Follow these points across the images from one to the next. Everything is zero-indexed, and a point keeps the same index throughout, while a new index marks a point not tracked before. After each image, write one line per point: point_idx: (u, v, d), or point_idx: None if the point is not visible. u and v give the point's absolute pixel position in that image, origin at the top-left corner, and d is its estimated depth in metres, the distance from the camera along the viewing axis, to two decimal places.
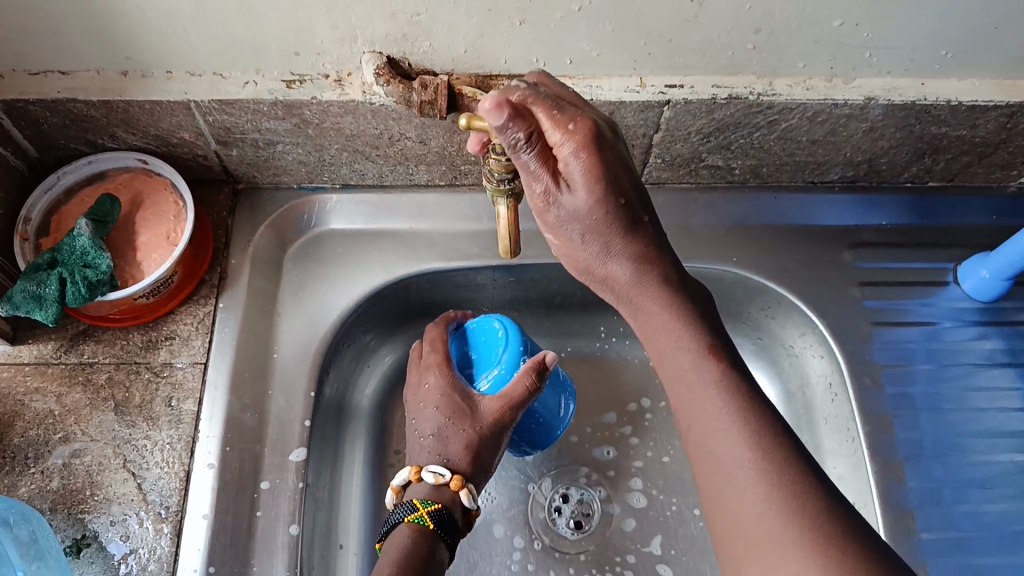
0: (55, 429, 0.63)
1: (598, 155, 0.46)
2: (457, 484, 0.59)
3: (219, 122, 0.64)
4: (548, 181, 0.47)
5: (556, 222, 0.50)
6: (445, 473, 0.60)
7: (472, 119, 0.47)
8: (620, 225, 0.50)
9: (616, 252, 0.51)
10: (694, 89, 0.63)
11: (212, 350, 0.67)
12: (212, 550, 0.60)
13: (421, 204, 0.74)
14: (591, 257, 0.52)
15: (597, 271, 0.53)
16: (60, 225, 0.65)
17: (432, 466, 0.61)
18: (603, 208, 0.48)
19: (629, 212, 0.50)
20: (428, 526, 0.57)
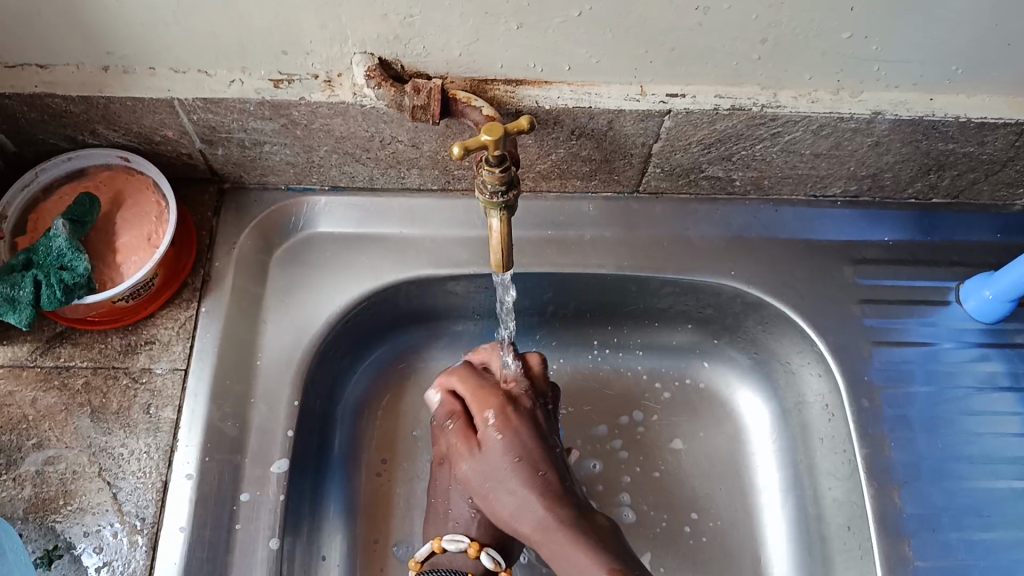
0: (28, 435, 0.61)
1: (506, 419, 0.62)
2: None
3: (204, 120, 0.61)
4: (484, 416, 0.63)
5: (477, 484, 0.60)
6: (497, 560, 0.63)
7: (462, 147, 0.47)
8: (523, 468, 0.59)
9: (513, 487, 0.58)
10: (697, 98, 0.61)
11: (193, 355, 0.65)
12: (188, 564, 0.58)
13: (412, 208, 0.72)
14: (505, 504, 0.58)
15: (506, 515, 0.58)
16: (37, 224, 0.63)
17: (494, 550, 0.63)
18: (512, 449, 0.60)
19: (534, 464, 0.59)
20: None
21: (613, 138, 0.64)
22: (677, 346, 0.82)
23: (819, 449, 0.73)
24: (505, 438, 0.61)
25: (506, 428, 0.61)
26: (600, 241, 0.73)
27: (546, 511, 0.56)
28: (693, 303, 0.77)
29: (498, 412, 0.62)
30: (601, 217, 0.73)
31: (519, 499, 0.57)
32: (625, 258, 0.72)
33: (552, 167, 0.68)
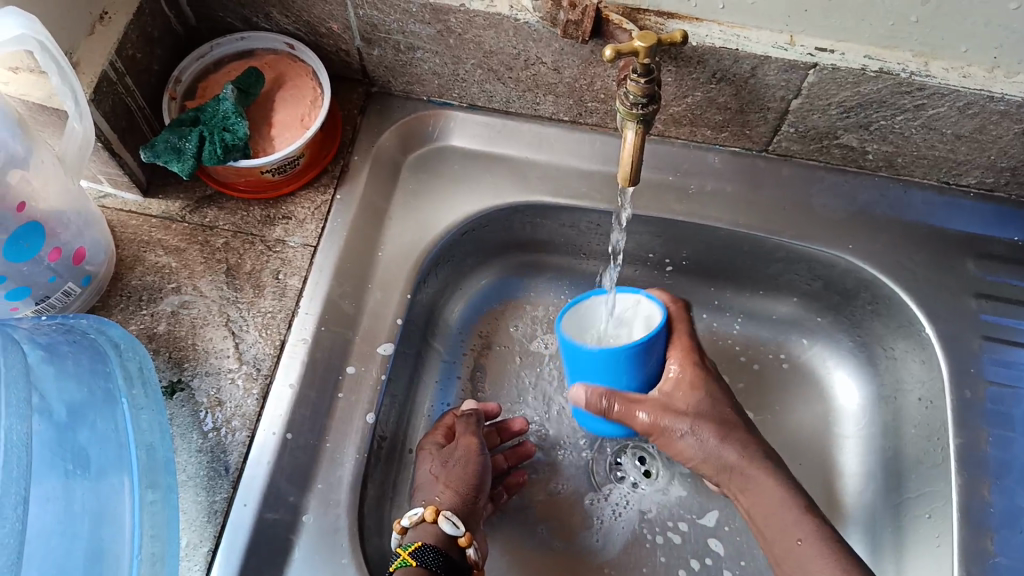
0: (169, 279, 0.67)
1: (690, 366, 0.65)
2: (468, 541, 0.62)
3: (368, 17, 0.66)
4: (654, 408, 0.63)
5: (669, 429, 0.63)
6: (461, 527, 0.63)
7: (616, 48, 0.50)
8: (705, 382, 0.65)
9: (705, 401, 0.64)
10: (845, 56, 0.61)
11: (325, 235, 0.69)
12: (290, 417, 0.62)
13: (541, 134, 0.75)
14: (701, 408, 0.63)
15: (702, 423, 0.63)
16: (206, 92, 0.68)
17: (451, 513, 0.64)
18: (697, 379, 0.64)
19: (712, 375, 0.66)
20: (411, 563, 0.59)
21: (753, 87, 0.65)
22: (778, 318, 0.82)
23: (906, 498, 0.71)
24: (692, 386, 0.64)
25: (694, 377, 0.64)
26: (720, 193, 0.74)
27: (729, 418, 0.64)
28: (802, 273, 0.76)
29: (688, 360, 0.65)
30: (725, 171, 0.74)
31: (709, 408, 0.64)
32: (742, 215, 0.73)
33: (686, 111, 0.69)
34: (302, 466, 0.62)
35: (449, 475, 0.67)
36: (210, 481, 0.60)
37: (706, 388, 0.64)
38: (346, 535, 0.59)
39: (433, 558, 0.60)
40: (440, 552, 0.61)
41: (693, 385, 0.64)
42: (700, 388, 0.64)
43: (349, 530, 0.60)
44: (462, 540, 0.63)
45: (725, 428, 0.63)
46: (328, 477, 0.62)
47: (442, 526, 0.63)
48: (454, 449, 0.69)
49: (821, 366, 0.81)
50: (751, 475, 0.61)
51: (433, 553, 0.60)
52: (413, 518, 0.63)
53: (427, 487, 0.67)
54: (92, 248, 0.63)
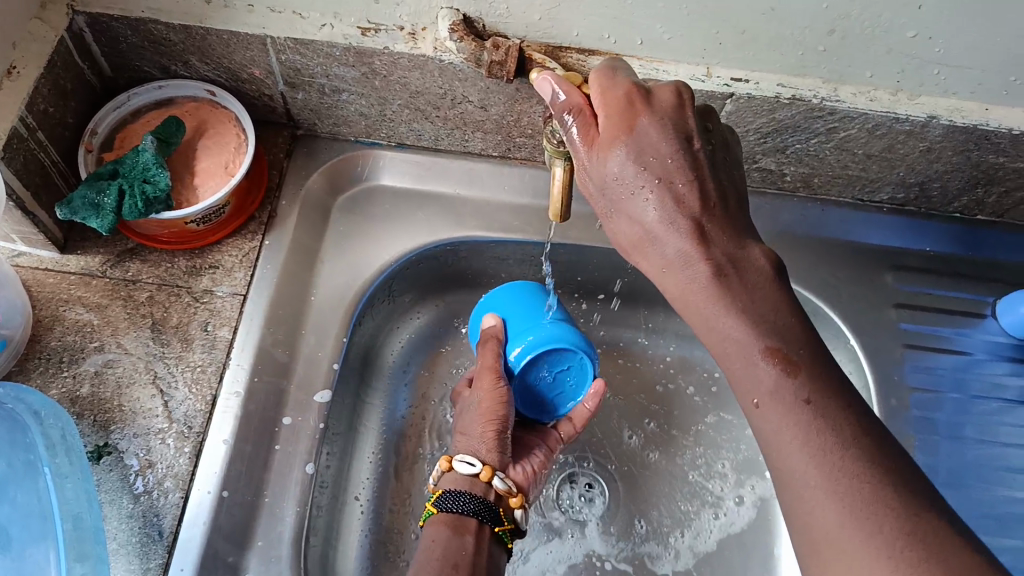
0: (91, 337, 0.64)
1: (644, 105, 0.50)
2: (488, 476, 0.63)
3: (291, 62, 0.65)
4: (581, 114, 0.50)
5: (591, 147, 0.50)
6: (477, 464, 0.64)
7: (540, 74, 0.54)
8: (667, 138, 0.49)
9: (663, 158, 0.49)
10: (760, 85, 0.63)
11: (253, 283, 0.68)
12: (228, 475, 0.60)
13: (470, 171, 0.75)
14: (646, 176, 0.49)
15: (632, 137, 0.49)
16: (124, 142, 0.66)
17: (463, 456, 0.64)
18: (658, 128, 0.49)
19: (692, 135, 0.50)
20: (436, 512, 0.62)
21: None
22: None
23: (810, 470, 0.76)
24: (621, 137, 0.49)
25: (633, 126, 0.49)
26: None
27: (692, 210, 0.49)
28: None
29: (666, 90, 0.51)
30: None
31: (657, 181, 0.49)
32: None
33: None
34: (241, 525, 0.60)
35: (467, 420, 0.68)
36: (143, 548, 0.57)
37: (651, 138, 0.49)
38: None
39: (457, 500, 0.61)
40: (463, 494, 0.62)
41: (623, 128, 0.49)
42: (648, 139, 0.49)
43: None
44: (483, 476, 0.63)
45: (666, 154, 0.49)
46: (269, 534, 0.60)
47: (459, 468, 0.64)
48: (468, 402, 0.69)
49: None
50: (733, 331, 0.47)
51: (456, 497, 0.62)
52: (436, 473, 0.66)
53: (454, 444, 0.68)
54: (5, 309, 0.60)
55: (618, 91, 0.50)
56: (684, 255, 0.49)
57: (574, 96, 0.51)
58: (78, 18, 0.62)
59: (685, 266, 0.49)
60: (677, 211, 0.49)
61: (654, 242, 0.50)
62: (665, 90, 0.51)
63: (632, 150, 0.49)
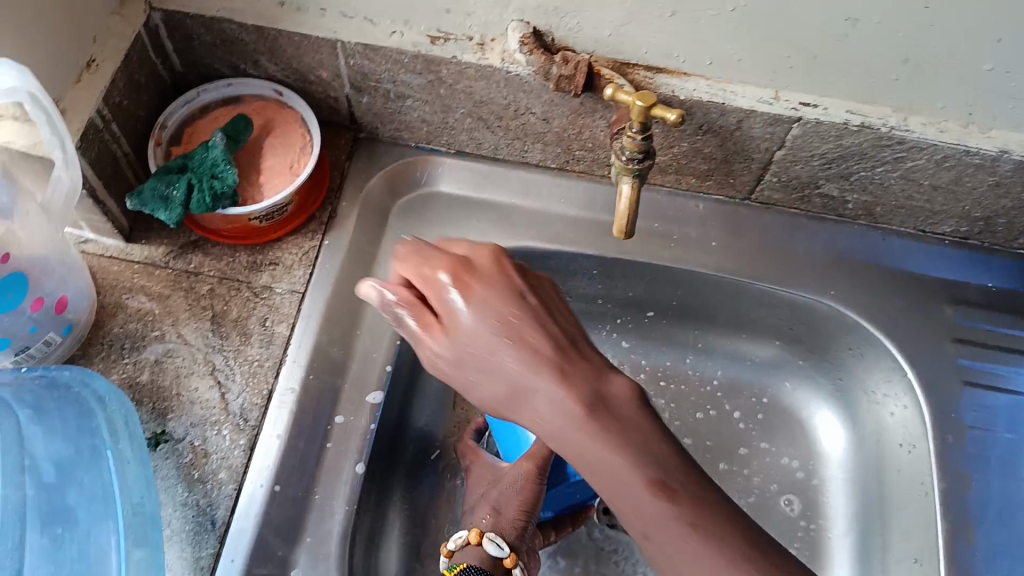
0: (153, 326, 0.65)
1: (513, 284, 0.57)
2: (511, 563, 0.63)
3: (359, 66, 0.66)
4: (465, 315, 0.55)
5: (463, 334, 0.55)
6: (506, 548, 0.63)
7: (615, 90, 0.55)
8: (533, 316, 0.55)
9: (504, 302, 0.56)
10: (829, 110, 0.62)
11: (313, 282, 0.69)
12: (280, 469, 0.61)
13: (528, 180, 0.76)
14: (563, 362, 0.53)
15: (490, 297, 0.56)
16: (192, 138, 0.68)
17: (495, 535, 0.64)
18: (515, 304, 0.56)
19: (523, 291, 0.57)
20: None
21: (739, 139, 0.66)
22: (759, 362, 0.82)
23: (792, 512, 0.76)
24: (469, 286, 0.56)
25: (531, 311, 0.56)
26: (705, 241, 0.74)
27: (559, 357, 0.54)
28: (785, 317, 0.77)
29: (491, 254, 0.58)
30: (710, 217, 0.75)
31: (511, 326, 0.55)
32: (727, 261, 0.74)
33: (673, 160, 0.70)
34: (292, 521, 0.60)
35: (500, 498, 0.66)
36: (195, 536, 0.58)
37: (523, 322, 0.55)
38: None
39: None
40: None
41: (498, 295, 0.56)
42: (430, 283, 0.56)
43: None
44: (509, 562, 0.63)
45: (507, 317, 0.55)
46: (318, 531, 0.61)
47: (487, 548, 0.63)
48: (505, 475, 0.68)
49: (804, 409, 0.80)
50: (612, 465, 0.50)
51: None
52: (459, 540, 0.64)
53: (481, 507, 0.67)
54: (75, 296, 0.62)
55: (443, 270, 0.56)
56: (555, 402, 0.52)
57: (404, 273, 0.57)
58: (155, 15, 0.64)
59: (559, 409, 0.52)
60: (454, 324, 0.55)
61: (528, 402, 0.53)
62: (488, 254, 0.58)
63: (502, 328, 0.54)
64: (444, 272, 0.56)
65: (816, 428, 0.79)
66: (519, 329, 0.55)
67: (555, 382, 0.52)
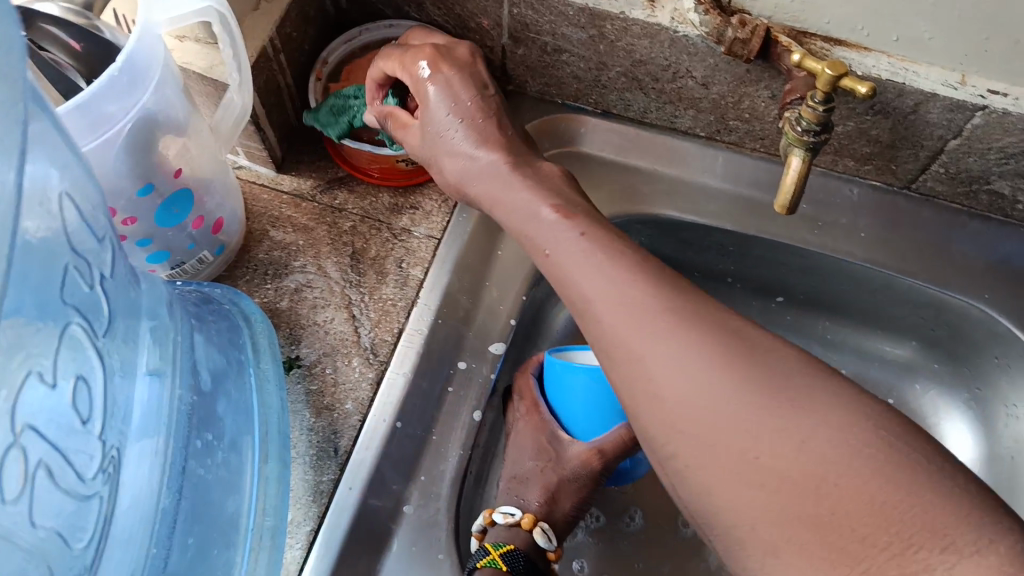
0: (296, 256, 0.67)
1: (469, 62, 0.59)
2: (529, 523, 0.61)
3: (521, 15, 0.65)
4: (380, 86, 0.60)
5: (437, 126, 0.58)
6: (553, 542, 0.62)
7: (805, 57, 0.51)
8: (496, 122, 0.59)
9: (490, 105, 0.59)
10: (1020, 101, 0.57)
11: (449, 229, 0.69)
12: (403, 407, 0.62)
13: (673, 148, 0.74)
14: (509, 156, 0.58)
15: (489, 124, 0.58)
16: (351, 75, 0.69)
17: (544, 525, 0.62)
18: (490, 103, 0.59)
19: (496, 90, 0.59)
20: (502, 567, 0.57)
21: (912, 123, 0.62)
22: (891, 363, 0.77)
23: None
24: (432, 63, 0.57)
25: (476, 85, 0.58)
26: (853, 228, 0.71)
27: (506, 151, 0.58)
28: (929, 318, 0.73)
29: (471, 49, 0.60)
30: (863, 205, 0.71)
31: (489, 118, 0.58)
32: (876, 253, 0.70)
33: (833, 140, 0.67)
34: (409, 458, 0.61)
35: (558, 484, 0.64)
36: (318, 461, 0.60)
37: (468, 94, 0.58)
38: (444, 532, 0.59)
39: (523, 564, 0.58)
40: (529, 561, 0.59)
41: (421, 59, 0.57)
42: (445, 84, 0.57)
43: (447, 526, 0.60)
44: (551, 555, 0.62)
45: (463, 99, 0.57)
46: (433, 471, 0.62)
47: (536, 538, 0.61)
48: (566, 459, 0.64)
49: (931, 414, 0.75)
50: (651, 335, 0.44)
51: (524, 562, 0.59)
52: (508, 518, 0.61)
53: (535, 486, 0.64)
54: (229, 218, 0.64)
55: (424, 58, 0.57)
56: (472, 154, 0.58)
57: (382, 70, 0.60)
58: None
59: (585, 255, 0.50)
60: (468, 139, 0.58)
61: (472, 169, 0.58)
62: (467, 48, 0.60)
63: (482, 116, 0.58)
64: (426, 55, 0.58)
65: (945, 438, 0.74)
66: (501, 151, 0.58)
67: (535, 196, 0.55)
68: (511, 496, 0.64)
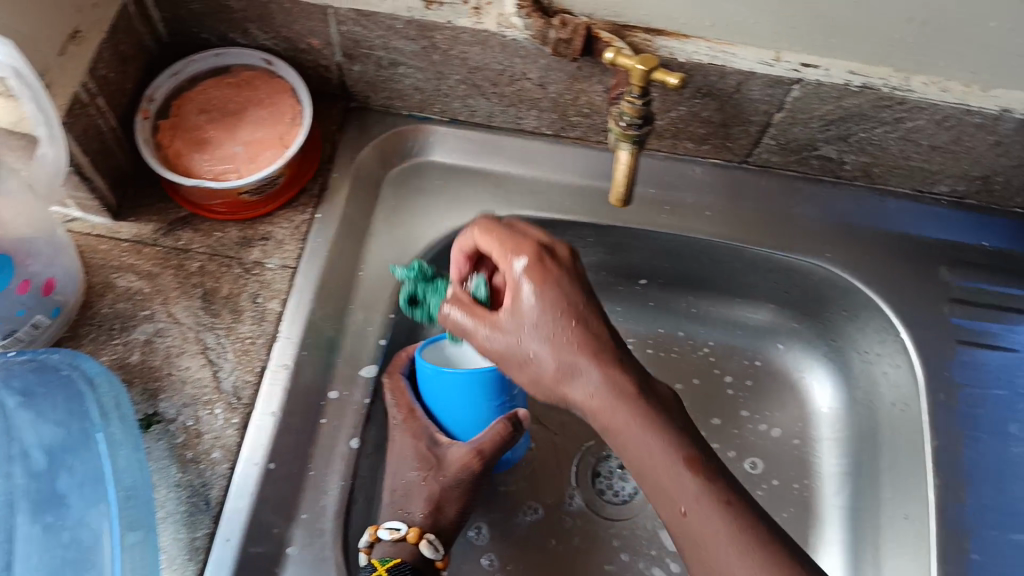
0: (142, 305, 0.64)
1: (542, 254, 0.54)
2: (415, 538, 0.61)
3: (350, 33, 0.64)
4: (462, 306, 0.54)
5: (505, 330, 0.52)
6: (439, 552, 0.63)
7: (617, 55, 0.53)
8: (567, 312, 0.52)
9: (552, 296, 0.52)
10: (830, 71, 0.61)
11: (304, 255, 0.67)
12: (275, 446, 0.61)
13: (523, 147, 0.74)
14: (579, 337, 0.52)
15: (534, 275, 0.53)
16: (181, 110, 0.66)
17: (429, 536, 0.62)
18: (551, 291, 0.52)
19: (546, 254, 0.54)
20: None
21: (737, 102, 0.65)
22: (755, 326, 0.82)
23: (755, 474, 0.77)
24: (540, 281, 0.52)
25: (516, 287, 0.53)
26: (700, 206, 0.74)
27: (577, 339, 0.52)
28: (780, 282, 0.77)
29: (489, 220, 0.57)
30: (707, 183, 0.74)
31: (551, 300, 0.52)
32: (725, 227, 0.73)
33: (670, 125, 0.69)
34: (287, 497, 0.60)
35: (441, 492, 0.65)
36: (190, 517, 0.57)
37: (546, 291, 0.52)
38: (332, 566, 0.58)
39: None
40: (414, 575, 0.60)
41: (535, 277, 0.52)
42: (551, 299, 0.52)
43: (336, 559, 0.59)
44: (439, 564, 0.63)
45: (568, 305, 0.52)
46: (313, 506, 0.60)
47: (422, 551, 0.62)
48: (448, 466, 0.65)
49: (795, 370, 0.81)
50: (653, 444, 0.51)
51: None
52: (395, 534, 0.61)
53: (418, 497, 0.64)
54: (63, 276, 0.60)
55: (524, 255, 0.53)
56: (556, 369, 0.52)
57: (473, 246, 0.57)
58: None
59: (608, 387, 0.52)
60: (561, 344, 0.52)
61: (573, 380, 0.52)
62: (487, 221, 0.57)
63: (550, 299, 0.52)
64: (522, 254, 0.54)
65: (807, 391, 0.80)
66: (577, 358, 0.52)
67: (573, 359, 0.52)
68: (394, 510, 0.65)
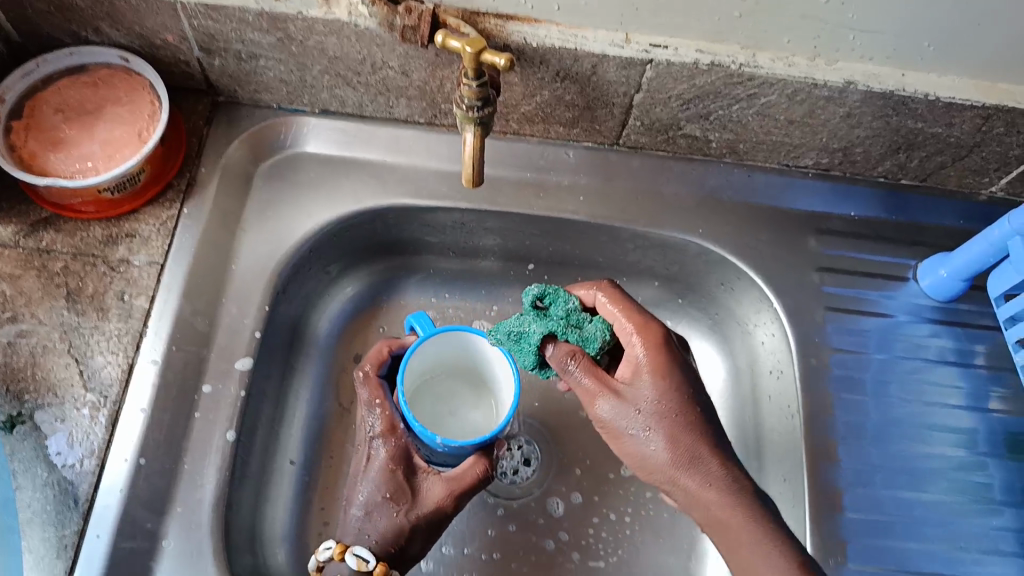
0: (4, 307, 0.63)
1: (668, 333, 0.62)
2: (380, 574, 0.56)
3: (204, 27, 0.64)
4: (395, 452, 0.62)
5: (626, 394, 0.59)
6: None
7: (447, 37, 0.53)
8: (679, 395, 0.59)
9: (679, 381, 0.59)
10: (678, 51, 0.63)
11: (172, 251, 0.67)
12: (146, 443, 0.60)
13: (397, 136, 0.75)
14: (689, 419, 0.58)
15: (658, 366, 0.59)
16: (35, 111, 0.65)
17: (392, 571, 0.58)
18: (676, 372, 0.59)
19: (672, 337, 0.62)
20: None
21: (596, 84, 0.66)
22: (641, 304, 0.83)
23: None
24: (659, 372, 0.59)
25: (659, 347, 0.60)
26: (575, 186, 0.75)
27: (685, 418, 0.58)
28: (659, 259, 0.79)
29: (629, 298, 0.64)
30: (581, 165, 0.75)
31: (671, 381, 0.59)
32: (600, 205, 0.75)
33: (537, 110, 0.70)
34: (160, 492, 0.60)
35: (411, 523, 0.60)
36: (58, 516, 0.57)
37: (670, 378, 0.59)
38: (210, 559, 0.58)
39: None
40: None
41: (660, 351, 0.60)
42: (672, 385, 0.59)
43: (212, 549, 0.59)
44: None
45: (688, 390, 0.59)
46: (187, 500, 0.60)
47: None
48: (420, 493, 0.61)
49: None
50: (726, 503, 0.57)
51: None
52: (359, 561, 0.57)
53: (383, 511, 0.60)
54: None
55: (657, 337, 0.60)
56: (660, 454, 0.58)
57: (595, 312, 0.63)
58: None
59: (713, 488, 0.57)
60: (668, 428, 0.58)
61: (692, 466, 0.58)
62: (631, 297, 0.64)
63: (671, 382, 0.59)
64: (647, 342, 0.60)
65: None
66: (690, 446, 0.58)
67: (684, 455, 0.58)
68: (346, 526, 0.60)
